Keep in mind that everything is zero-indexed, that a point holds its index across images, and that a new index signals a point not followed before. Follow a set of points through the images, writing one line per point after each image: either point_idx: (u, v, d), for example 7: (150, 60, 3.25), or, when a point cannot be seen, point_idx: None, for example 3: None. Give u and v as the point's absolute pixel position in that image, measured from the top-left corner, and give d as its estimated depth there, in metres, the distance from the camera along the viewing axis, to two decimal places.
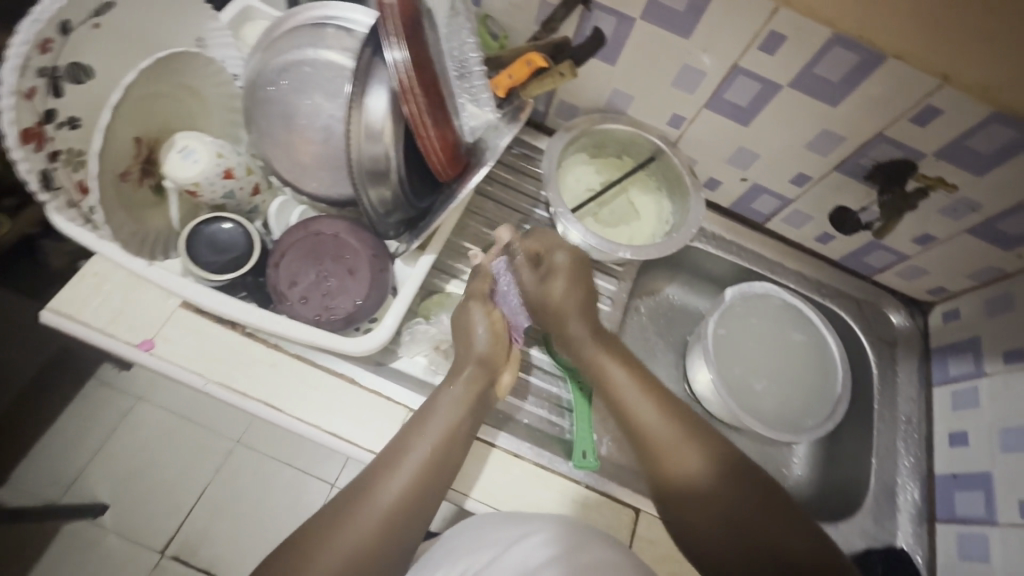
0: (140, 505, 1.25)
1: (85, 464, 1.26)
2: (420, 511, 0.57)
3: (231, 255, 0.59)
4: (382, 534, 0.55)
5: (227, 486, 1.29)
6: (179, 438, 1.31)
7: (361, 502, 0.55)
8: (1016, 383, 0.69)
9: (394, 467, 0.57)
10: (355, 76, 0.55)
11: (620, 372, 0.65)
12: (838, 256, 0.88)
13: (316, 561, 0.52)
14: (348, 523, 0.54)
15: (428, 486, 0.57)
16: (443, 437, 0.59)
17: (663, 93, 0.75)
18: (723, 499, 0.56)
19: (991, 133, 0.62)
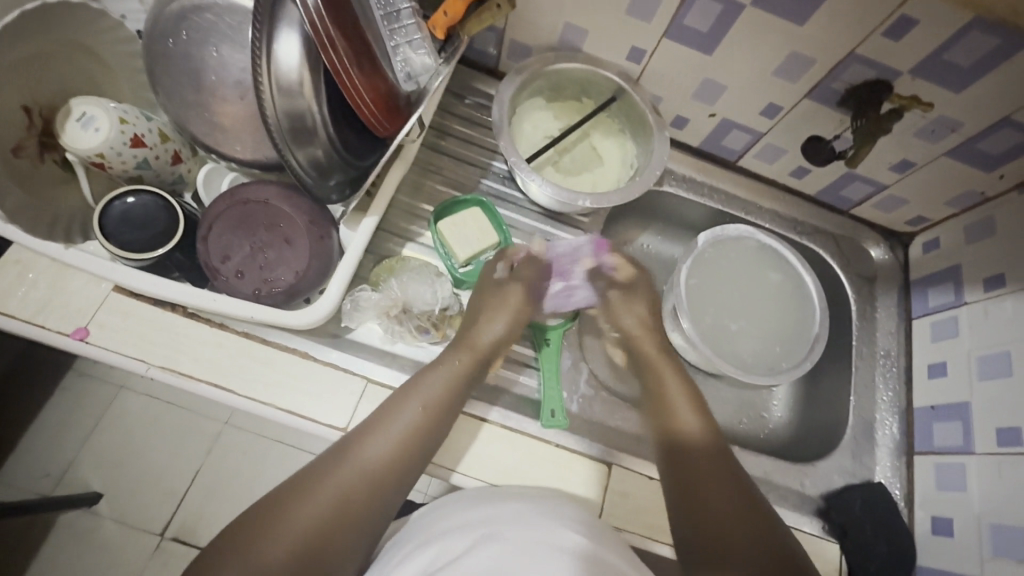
0: (131, 494, 1.23)
1: (73, 456, 1.23)
2: (408, 473, 0.54)
3: (152, 231, 0.55)
4: (369, 491, 0.51)
5: (218, 466, 1.27)
6: (166, 424, 1.29)
7: (347, 457, 0.52)
8: (996, 310, 0.67)
9: (385, 424, 0.55)
10: (258, 20, 0.49)
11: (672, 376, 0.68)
12: (814, 191, 0.84)
13: (293, 516, 0.48)
14: (331, 477, 0.51)
15: (419, 445, 0.55)
16: (438, 398, 0.58)
17: (620, 24, 0.68)
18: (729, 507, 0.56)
19: (971, 42, 0.57)
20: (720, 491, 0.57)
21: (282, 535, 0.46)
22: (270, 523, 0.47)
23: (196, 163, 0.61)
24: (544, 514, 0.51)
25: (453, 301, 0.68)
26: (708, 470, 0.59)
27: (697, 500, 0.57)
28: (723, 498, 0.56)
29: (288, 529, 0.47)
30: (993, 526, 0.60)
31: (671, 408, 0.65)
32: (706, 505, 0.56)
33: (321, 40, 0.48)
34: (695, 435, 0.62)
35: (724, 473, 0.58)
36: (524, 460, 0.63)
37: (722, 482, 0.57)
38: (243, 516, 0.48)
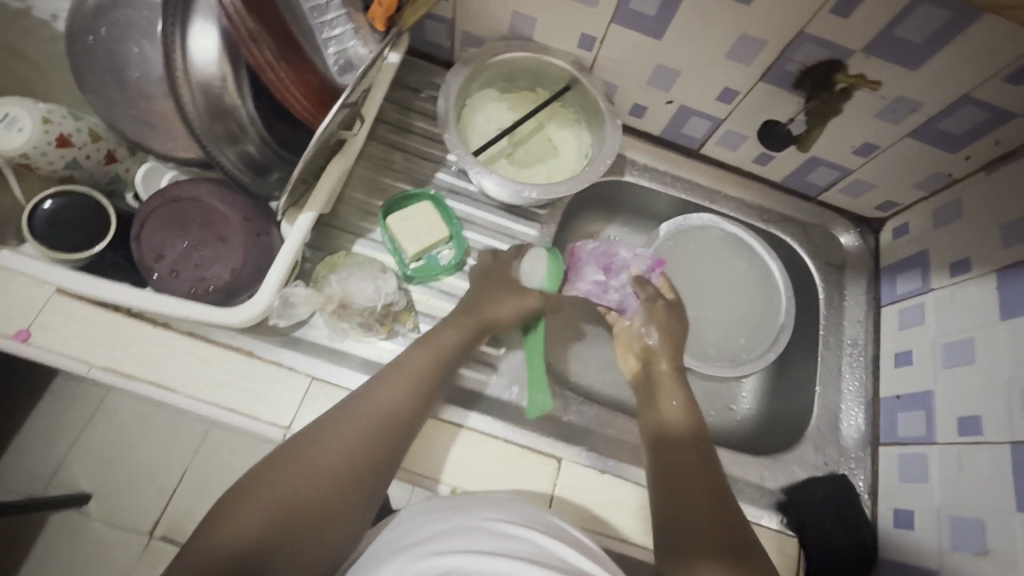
0: (123, 491, 1.14)
1: (65, 456, 1.14)
2: (416, 416, 0.56)
3: (83, 232, 0.56)
4: (381, 431, 0.53)
5: (208, 465, 1.17)
6: (158, 423, 1.17)
7: (357, 403, 0.54)
8: (961, 295, 0.65)
9: (394, 373, 0.57)
10: (170, 15, 0.49)
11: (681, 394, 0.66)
12: (779, 178, 0.82)
13: (309, 456, 0.50)
14: (344, 420, 0.53)
15: (424, 390, 0.58)
16: (438, 351, 0.61)
17: (566, 10, 0.67)
18: (701, 511, 0.53)
19: (920, 16, 0.55)
20: (695, 494, 0.55)
21: (295, 474, 0.48)
22: (286, 465, 0.49)
23: (134, 162, 0.62)
24: (506, 520, 0.49)
25: (399, 296, 0.67)
26: (688, 474, 0.57)
27: (669, 503, 0.55)
28: (700, 504, 0.54)
29: (301, 469, 0.49)
30: (953, 517, 0.58)
31: (661, 413, 0.65)
32: (676, 504, 0.54)
33: (241, 34, 0.48)
34: (688, 440, 0.61)
35: (700, 475, 0.57)
36: (473, 457, 0.62)
37: (699, 485, 0.55)
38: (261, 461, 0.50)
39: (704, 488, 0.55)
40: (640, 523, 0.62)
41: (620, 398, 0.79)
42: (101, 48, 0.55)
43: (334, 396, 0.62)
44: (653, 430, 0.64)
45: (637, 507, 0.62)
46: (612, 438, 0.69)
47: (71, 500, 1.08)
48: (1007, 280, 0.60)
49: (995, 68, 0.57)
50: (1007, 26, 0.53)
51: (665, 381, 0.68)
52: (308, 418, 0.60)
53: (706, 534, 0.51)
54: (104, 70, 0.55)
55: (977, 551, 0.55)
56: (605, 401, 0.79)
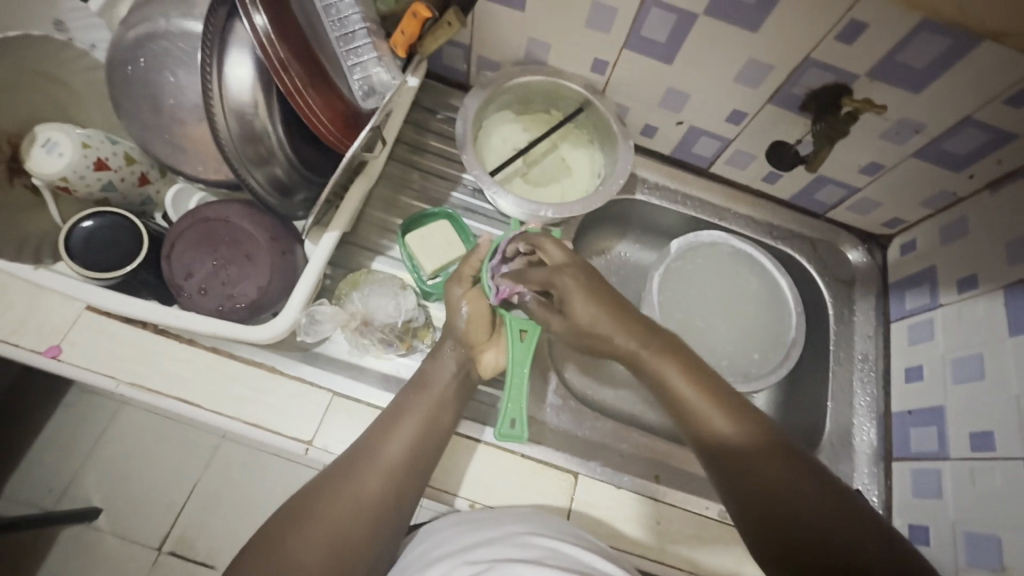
0: (135, 505, 1.13)
1: (77, 469, 1.13)
2: (424, 466, 0.58)
3: (116, 250, 0.58)
4: (386, 489, 0.55)
5: (219, 480, 1.16)
6: (171, 436, 1.17)
7: (363, 459, 0.56)
8: (969, 311, 0.66)
9: (394, 428, 0.58)
10: (209, 48, 0.52)
11: (679, 375, 0.58)
12: (787, 195, 0.84)
13: (321, 516, 0.52)
14: (350, 479, 0.55)
15: (427, 443, 0.58)
16: (440, 399, 0.61)
17: (579, 36, 0.69)
18: (799, 509, 0.50)
19: (922, 43, 0.57)
20: (772, 485, 0.52)
21: (311, 537, 0.51)
22: (301, 526, 0.51)
23: (165, 184, 0.66)
24: (539, 533, 0.51)
25: (418, 312, 0.68)
26: (758, 461, 0.53)
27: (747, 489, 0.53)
28: (797, 490, 0.51)
29: (309, 540, 0.51)
30: (967, 534, 0.59)
31: (699, 419, 0.57)
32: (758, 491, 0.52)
33: (274, 63, 0.50)
34: (737, 449, 0.54)
35: (769, 471, 0.53)
36: (493, 472, 0.63)
37: (772, 481, 0.52)
38: (274, 518, 0.53)
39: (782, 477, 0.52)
40: (657, 537, 0.63)
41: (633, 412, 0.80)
42: (139, 77, 0.57)
43: (355, 411, 0.63)
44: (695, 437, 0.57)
45: (653, 522, 0.63)
46: (627, 452, 0.69)
47: (82, 513, 1.08)
48: (1014, 298, 0.62)
49: (996, 92, 0.59)
50: (1006, 52, 0.55)
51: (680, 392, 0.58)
52: (330, 433, 0.61)
53: (814, 540, 0.49)
54: (141, 97, 0.57)
55: (993, 567, 0.56)
56: (618, 415, 0.80)
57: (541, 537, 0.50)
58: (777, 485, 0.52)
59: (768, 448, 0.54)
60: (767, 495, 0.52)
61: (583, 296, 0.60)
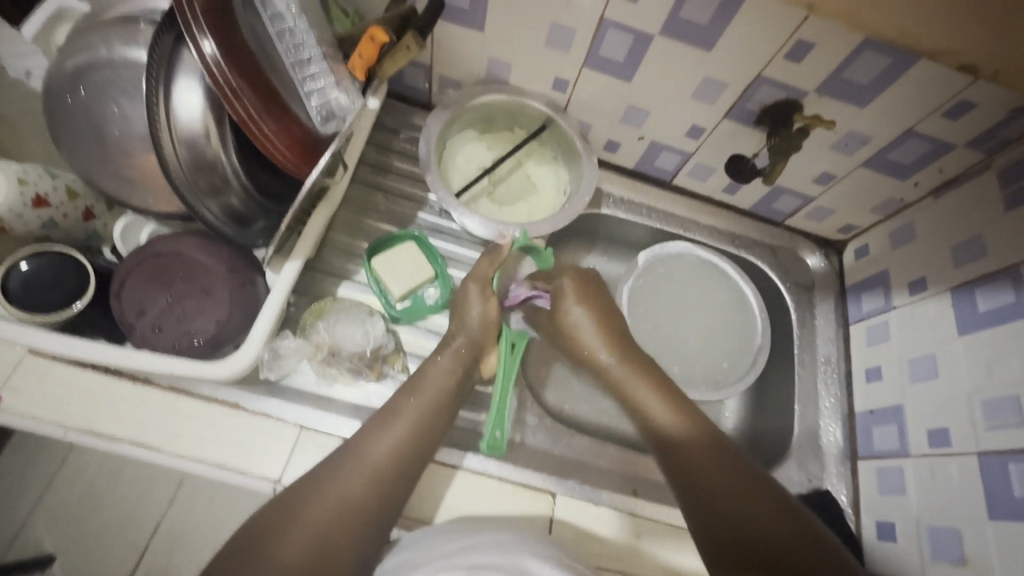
0: (90, 553, 1.01)
1: (26, 515, 1.02)
2: (412, 471, 0.56)
3: (61, 289, 0.55)
4: (372, 492, 0.53)
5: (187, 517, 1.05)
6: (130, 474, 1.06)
7: (349, 459, 0.54)
8: (921, 312, 0.69)
9: (387, 427, 0.57)
10: (155, 76, 0.50)
11: (643, 387, 0.64)
12: (748, 205, 0.86)
13: (303, 517, 0.50)
14: (336, 478, 0.53)
15: (418, 445, 0.57)
16: (433, 402, 0.60)
17: (539, 56, 0.70)
18: (735, 502, 0.54)
19: (865, 61, 0.59)
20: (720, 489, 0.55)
21: (295, 535, 0.49)
22: (284, 527, 0.49)
23: (111, 217, 0.63)
24: (520, 540, 0.50)
25: (387, 338, 0.67)
26: (704, 463, 0.57)
27: (691, 485, 0.57)
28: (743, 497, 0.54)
29: (294, 539, 0.48)
30: (931, 528, 0.61)
31: (644, 412, 0.63)
32: (704, 490, 0.56)
33: (224, 90, 0.48)
34: (685, 446, 0.59)
35: (718, 470, 0.56)
36: (471, 497, 0.62)
37: (717, 479, 0.56)
38: (249, 521, 0.50)
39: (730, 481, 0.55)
40: (639, 551, 0.63)
41: (610, 426, 0.80)
42: (80, 109, 0.54)
43: (324, 444, 0.61)
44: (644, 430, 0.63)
45: (633, 537, 0.63)
46: (605, 468, 0.69)
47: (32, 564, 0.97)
48: (961, 299, 0.65)
49: (935, 105, 0.62)
50: (941, 69, 0.58)
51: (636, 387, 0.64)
52: (299, 470, 0.59)
53: (752, 534, 0.52)
54: (83, 129, 0.55)
55: (955, 560, 0.58)
56: (594, 430, 0.80)
57: (530, 547, 0.50)
58: (723, 489, 0.55)
59: (713, 446, 0.58)
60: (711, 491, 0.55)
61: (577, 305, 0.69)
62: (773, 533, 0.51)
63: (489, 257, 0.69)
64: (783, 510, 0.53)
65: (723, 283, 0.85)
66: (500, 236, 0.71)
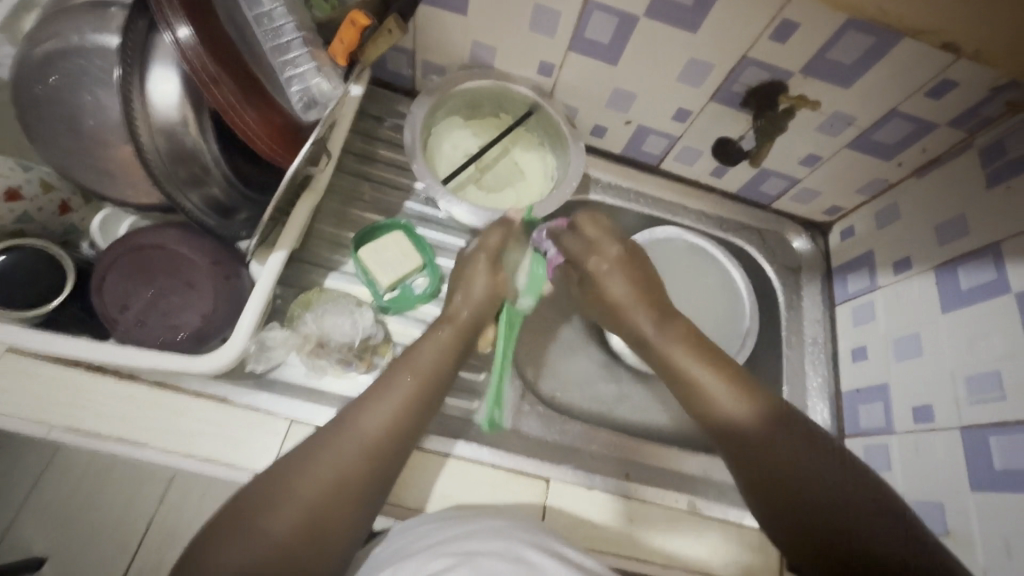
0: (80, 553, 1.00)
1: (14, 516, 1.01)
2: (404, 446, 0.56)
3: (40, 285, 0.54)
4: (366, 467, 0.53)
5: (178, 515, 1.04)
6: (119, 473, 1.05)
7: (342, 432, 0.54)
8: (906, 291, 0.70)
9: (379, 402, 0.56)
10: (128, 64, 0.48)
11: (700, 368, 0.63)
12: (735, 189, 0.86)
13: (296, 490, 0.50)
14: (331, 451, 0.52)
15: (411, 420, 0.57)
16: (426, 376, 0.60)
17: (524, 40, 0.69)
18: (812, 484, 0.55)
19: (849, 41, 0.59)
20: (806, 479, 0.56)
21: (287, 510, 0.48)
22: (275, 500, 0.49)
23: (90, 211, 0.61)
24: (513, 528, 0.51)
25: (376, 329, 0.67)
26: (767, 449, 0.58)
27: (761, 470, 0.58)
28: (818, 482, 0.55)
29: (287, 514, 0.48)
30: (915, 502, 0.62)
31: (707, 399, 0.62)
32: (776, 472, 0.57)
33: (201, 77, 0.47)
34: (748, 429, 0.59)
35: (813, 459, 0.57)
36: (464, 485, 0.63)
37: (795, 470, 0.56)
38: (240, 493, 0.50)
39: (815, 464, 0.56)
40: (632, 533, 0.63)
41: (602, 412, 0.81)
42: (50, 98, 0.53)
43: None
44: (703, 418, 0.63)
45: (625, 519, 0.64)
46: (597, 453, 0.70)
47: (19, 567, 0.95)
48: (944, 277, 0.66)
49: (918, 84, 0.62)
50: (923, 48, 0.58)
51: (689, 366, 0.64)
52: None
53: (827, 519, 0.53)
54: (54, 119, 0.53)
55: (938, 532, 0.59)
56: (587, 416, 0.80)
57: (524, 534, 0.50)
58: (795, 474, 0.56)
59: (786, 426, 0.59)
60: (796, 485, 0.56)
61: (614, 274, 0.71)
62: (841, 506, 0.53)
63: (505, 228, 0.70)
64: (867, 492, 0.54)
65: (711, 267, 0.85)
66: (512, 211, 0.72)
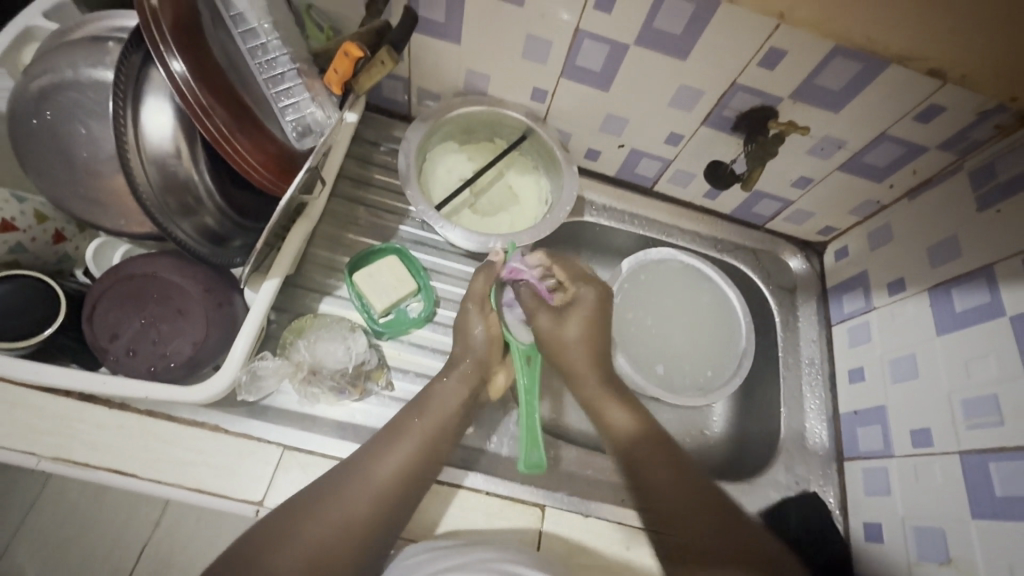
0: None
1: (7, 543, 0.99)
2: (416, 491, 0.57)
3: (31, 315, 0.53)
4: (375, 510, 0.55)
5: (173, 540, 1.02)
6: (113, 497, 1.04)
7: (355, 475, 0.56)
8: (901, 313, 0.70)
9: (392, 446, 0.58)
10: (122, 96, 0.49)
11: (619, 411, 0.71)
12: (729, 210, 0.87)
13: (305, 532, 0.52)
14: (342, 493, 0.54)
15: (422, 466, 0.58)
16: (437, 422, 0.61)
17: (517, 67, 0.70)
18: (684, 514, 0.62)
19: (836, 68, 0.60)
20: (673, 502, 0.63)
21: (294, 549, 0.51)
22: (284, 538, 0.51)
23: (83, 239, 0.62)
24: (508, 560, 0.49)
25: (370, 355, 0.66)
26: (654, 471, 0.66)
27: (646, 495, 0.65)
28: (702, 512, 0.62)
29: (293, 552, 0.51)
30: (916, 527, 0.62)
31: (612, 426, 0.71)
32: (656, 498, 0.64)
33: (194, 108, 0.47)
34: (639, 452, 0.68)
35: (675, 482, 0.65)
36: (459, 513, 0.62)
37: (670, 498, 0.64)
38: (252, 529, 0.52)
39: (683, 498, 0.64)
40: (630, 561, 0.62)
41: None
42: (47, 131, 0.53)
43: (307, 465, 0.60)
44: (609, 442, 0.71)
45: (623, 547, 0.63)
46: (594, 478, 0.69)
47: None
48: (938, 299, 0.66)
49: (906, 109, 0.63)
50: (909, 75, 0.59)
51: (593, 392, 0.73)
52: (282, 492, 0.58)
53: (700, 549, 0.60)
54: (49, 151, 0.54)
55: (940, 560, 0.58)
56: (583, 439, 0.79)
57: (518, 567, 0.49)
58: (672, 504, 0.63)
59: (661, 447, 0.68)
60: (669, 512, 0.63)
61: (574, 322, 0.73)
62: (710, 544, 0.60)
63: (488, 271, 0.71)
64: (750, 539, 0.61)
65: (706, 288, 0.85)
66: (493, 252, 0.72)
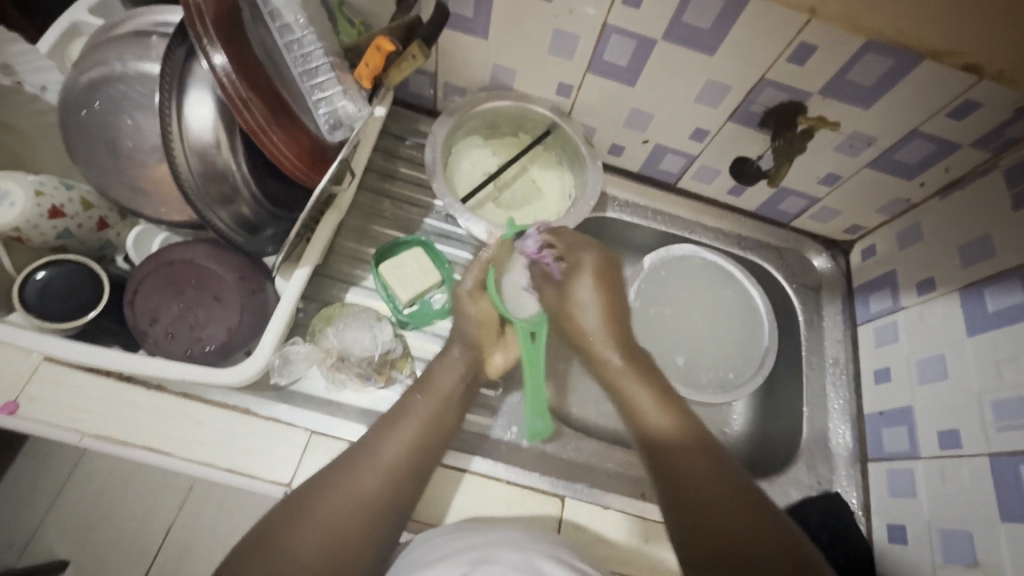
0: (102, 560, 1.01)
1: (40, 520, 1.03)
2: (427, 469, 0.57)
3: (76, 299, 0.56)
4: (386, 489, 0.54)
5: (198, 524, 1.05)
6: (140, 480, 1.06)
7: (363, 455, 0.55)
8: (930, 313, 0.69)
9: (397, 426, 0.58)
10: (167, 90, 0.51)
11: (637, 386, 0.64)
12: (753, 207, 0.86)
13: (316, 513, 0.51)
14: (350, 474, 0.54)
15: (430, 444, 0.58)
16: (441, 399, 0.62)
17: (543, 62, 0.70)
18: (710, 503, 0.54)
19: (869, 63, 0.59)
20: (708, 495, 0.54)
21: (309, 529, 0.50)
22: (296, 520, 0.50)
23: (126, 227, 0.65)
24: (531, 540, 0.51)
25: (396, 344, 0.67)
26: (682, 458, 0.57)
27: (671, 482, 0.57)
28: (728, 502, 0.53)
29: (306, 532, 0.49)
30: (942, 529, 0.61)
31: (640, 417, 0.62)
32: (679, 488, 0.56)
33: (234, 101, 0.49)
34: (666, 445, 0.59)
35: (709, 474, 0.56)
36: (481, 501, 0.63)
37: (704, 485, 0.55)
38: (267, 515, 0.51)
39: (713, 488, 0.54)
40: (648, 551, 0.63)
41: (617, 430, 0.80)
42: (94, 122, 0.56)
43: (334, 449, 0.61)
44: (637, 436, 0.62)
45: (641, 540, 0.63)
46: (613, 472, 0.69)
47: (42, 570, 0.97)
48: (970, 299, 0.64)
49: (940, 105, 0.62)
50: (943, 70, 0.58)
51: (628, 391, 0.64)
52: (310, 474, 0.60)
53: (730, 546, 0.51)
54: (97, 141, 0.56)
55: (968, 562, 0.57)
56: (601, 433, 0.80)
57: (541, 549, 0.49)
58: (709, 498, 0.54)
59: (704, 449, 0.58)
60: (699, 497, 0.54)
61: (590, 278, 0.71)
62: (745, 535, 0.51)
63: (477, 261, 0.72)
64: (782, 532, 0.51)
65: (729, 285, 0.85)
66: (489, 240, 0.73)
